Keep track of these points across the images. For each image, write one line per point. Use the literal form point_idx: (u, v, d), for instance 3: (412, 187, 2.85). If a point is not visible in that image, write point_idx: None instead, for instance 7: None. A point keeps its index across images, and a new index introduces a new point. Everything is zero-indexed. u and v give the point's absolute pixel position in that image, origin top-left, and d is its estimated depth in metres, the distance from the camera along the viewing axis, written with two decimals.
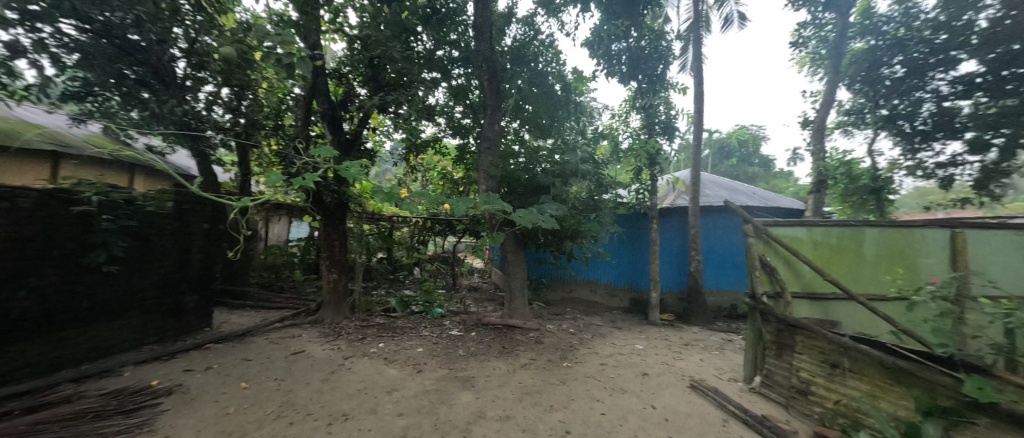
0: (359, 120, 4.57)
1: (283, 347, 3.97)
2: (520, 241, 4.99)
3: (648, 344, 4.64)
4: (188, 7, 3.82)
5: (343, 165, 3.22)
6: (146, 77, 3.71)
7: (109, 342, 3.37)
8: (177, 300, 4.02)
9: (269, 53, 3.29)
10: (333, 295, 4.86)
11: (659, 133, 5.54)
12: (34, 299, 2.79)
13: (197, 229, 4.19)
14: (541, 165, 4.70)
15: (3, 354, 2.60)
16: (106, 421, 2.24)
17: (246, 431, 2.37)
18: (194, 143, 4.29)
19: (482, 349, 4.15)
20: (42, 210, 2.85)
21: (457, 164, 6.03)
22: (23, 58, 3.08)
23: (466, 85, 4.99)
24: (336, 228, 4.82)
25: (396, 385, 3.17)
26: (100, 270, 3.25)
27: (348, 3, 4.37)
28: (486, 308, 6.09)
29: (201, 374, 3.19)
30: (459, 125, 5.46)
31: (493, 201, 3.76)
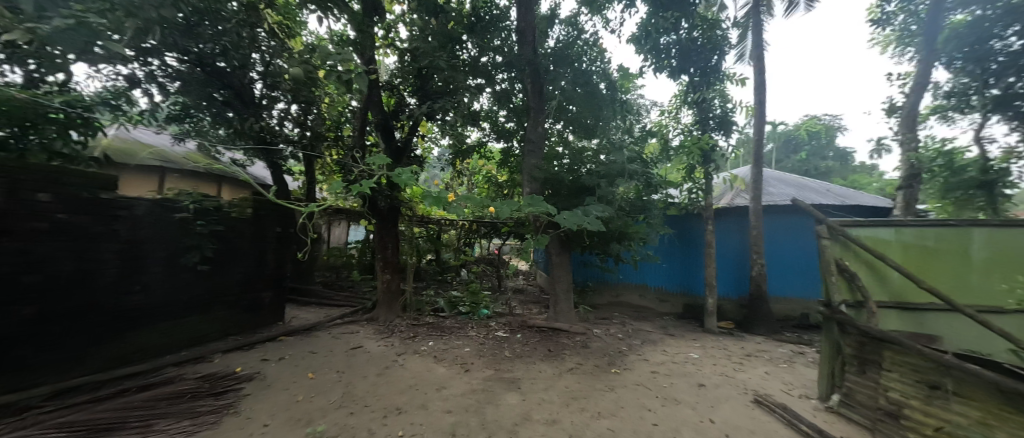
0: (409, 129, 4.82)
1: (343, 342, 4.28)
2: (565, 244, 4.95)
3: (704, 353, 4.37)
4: (263, 34, 4.25)
5: (396, 171, 3.41)
6: (230, 99, 4.17)
7: (202, 332, 3.86)
8: (256, 296, 4.50)
9: (332, 70, 3.58)
10: (387, 295, 5.14)
11: (713, 128, 5.25)
12: (145, 292, 3.29)
13: (272, 232, 4.65)
14: (587, 165, 4.60)
15: (122, 340, 3.10)
16: (199, 401, 2.55)
17: (312, 418, 2.59)
18: (268, 155, 4.78)
19: (528, 351, 4.16)
20: (152, 217, 3.34)
21: (501, 167, 6.13)
22: (138, 88, 3.67)
23: (510, 89, 5.06)
24: (390, 231, 5.09)
25: (445, 382, 3.28)
26: (195, 268, 3.74)
27: (399, 18, 4.64)
28: (532, 310, 6.10)
29: (276, 364, 3.54)
30: (503, 128, 5.54)
31: (539, 203, 3.76)
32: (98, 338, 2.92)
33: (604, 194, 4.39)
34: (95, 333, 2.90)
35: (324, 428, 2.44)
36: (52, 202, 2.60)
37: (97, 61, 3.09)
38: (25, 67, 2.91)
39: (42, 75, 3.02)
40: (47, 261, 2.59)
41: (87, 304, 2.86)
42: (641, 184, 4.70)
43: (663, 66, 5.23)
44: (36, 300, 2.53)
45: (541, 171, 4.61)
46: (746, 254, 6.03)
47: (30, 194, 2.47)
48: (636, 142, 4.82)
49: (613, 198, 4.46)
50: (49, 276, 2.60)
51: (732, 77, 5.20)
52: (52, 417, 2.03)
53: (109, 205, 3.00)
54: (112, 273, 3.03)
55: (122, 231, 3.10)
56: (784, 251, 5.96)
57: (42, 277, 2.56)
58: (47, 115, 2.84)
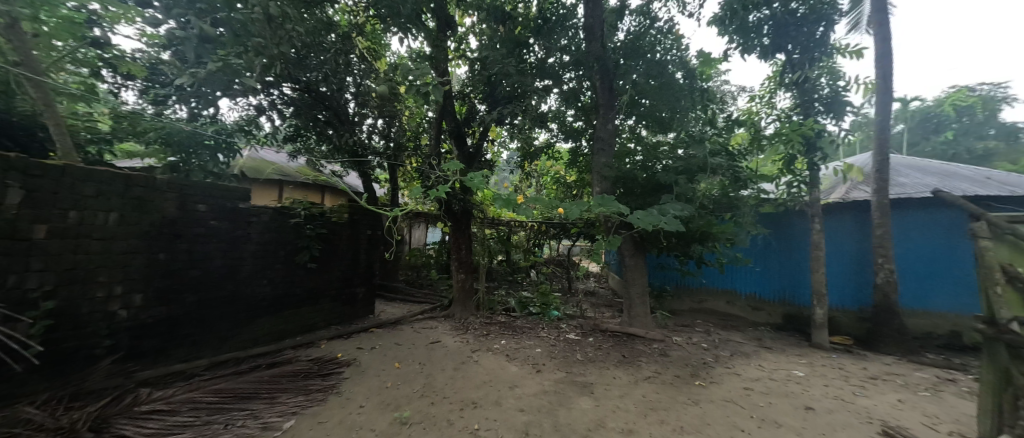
0: (480, 134, 5.06)
1: (424, 336, 4.61)
2: (639, 245, 4.72)
3: (812, 372, 3.78)
4: (354, 59, 4.72)
5: (468, 176, 3.57)
6: (330, 119, 4.74)
7: (312, 321, 4.48)
8: (352, 291, 5.07)
9: (412, 84, 3.90)
10: (461, 293, 5.42)
11: (820, 111, 4.52)
12: (271, 285, 3.94)
13: (362, 234, 5.20)
14: (662, 161, 4.33)
15: (255, 324, 3.77)
16: (310, 381, 2.97)
17: (400, 404, 2.84)
18: (361, 166, 5.38)
19: (601, 356, 4.04)
20: (275, 222, 3.97)
21: (570, 168, 6.08)
22: (264, 114, 4.42)
23: (578, 87, 5.00)
24: (463, 232, 5.36)
25: (517, 381, 3.34)
26: (306, 266, 4.35)
27: (470, 30, 4.88)
28: (605, 314, 5.91)
29: (368, 352, 3.95)
30: (571, 128, 5.48)
31: (611, 203, 3.62)
32: (239, 322, 3.60)
33: (682, 192, 4.07)
34: (237, 317, 3.58)
35: (409, 414, 2.67)
36: (207, 211, 3.28)
37: (235, 95, 3.80)
38: (189, 105, 3.71)
39: (200, 111, 3.81)
40: (203, 258, 3.27)
41: (231, 294, 3.53)
42: (727, 180, 4.17)
43: (752, 46, 4.67)
44: (196, 290, 3.21)
45: (611, 169, 4.47)
46: (869, 260, 5.07)
47: (192, 205, 3.16)
48: (720, 133, 4.35)
49: (693, 196, 4.11)
50: (205, 271, 3.28)
51: (843, 49, 4.43)
52: (208, 381, 2.56)
53: (246, 212, 3.65)
54: (248, 269, 3.68)
55: (254, 234, 3.75)
56: (923, 254, 4.89)
57: (201, 271, 3.25)
58: (205, 143, 3.73)
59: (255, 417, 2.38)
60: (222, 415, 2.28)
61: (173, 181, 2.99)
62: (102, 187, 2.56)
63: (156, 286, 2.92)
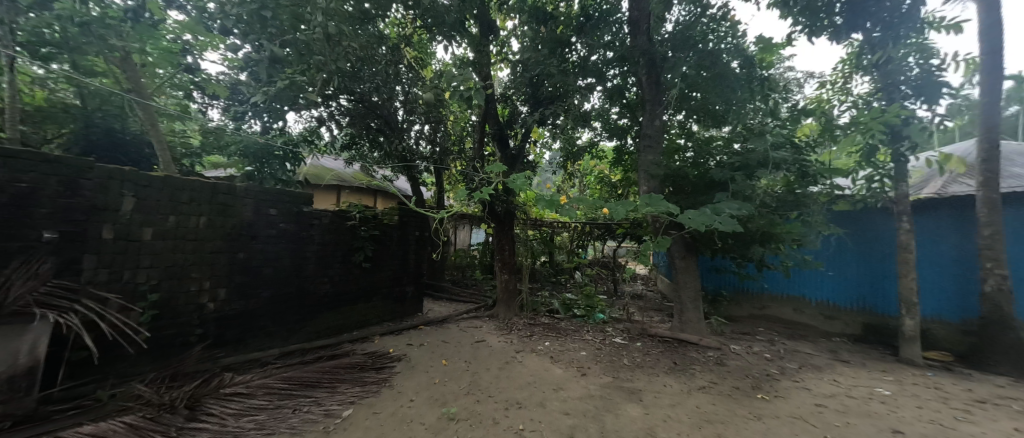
0: (522, 136, 5.10)
1: (469, 335, 4.72)
2: (690, 246, 4.46)
3: (900, 390, 3.32)
4: (404, 68, 4.99)
5: (510, 177, 3.59)
6: (382, 127, 5.08)
7: (367, 317, 4.75)
8: (403, 289, 5.30)
9: (455, 90, 4.00)
10: (505, 293, 5.48)
11: (907, 96, 3.96)
12: (330, 282, 4.24)
13: (411, 235, 5.41)
14: (716, 157, 4.09)
15: (317, 319, 4.08)
16: (366, 373, 3.15)
17: (447, 400, 2.94)
18: (411, 170, 5.74)
19: (651, 362, 3.87)
20: (335, 224, 4.28)
21: (615, 166, 5.93)
22: (324, 125, 4.81)
23: (623, 84, 4.91)
24: (506, 234, 5.41)
25: (562, 384, 3.31)
26: (361, 265, 4.63)
27: (512, 33, 4.92)
28: (654, 318, 5.65)
29: (418, 349, 4.13)
30: (616, 126, 5.33)
31: (659, 202, 3.46)
32: (305, 316, 3.94)
33: (739, 189, 3.78)
34: (303, 312, 3.91)
35: (455, 410, 2.75)
36: (277, 215, 3.63)
37: (300, 109, 4.18)
38: (262, 120, 4.14)
39: (271, 124, 4.24)
40: (274, 257, 3.61)
41: (297, 290, 3.86)
42: (791, 176, 3.80)
43: (821, 28, 4.23)
44: (269, 286, 3.57)
45: (659, 167, 4.27)
46: (972, 264, 4.37)
47: (265, 210, 3.51)
48: (782, 124, 3.95)
49: (752, 193, 3.79)
50: (276, 269, 3.64)
51: (937, 23, 3.86)
52: (279, 369, 2.82)
53: (309, 215, 3.97)
54: (311, 268, 4.00)
55: (317, 235, 4.07)
56: None
57: (273, 269, 3.60)
58: (274, 154, 4.15)
59: (319, 404, 2.61)
60: (291, 401, 2.52)
61: (249, 188, 3.35)
62: (193, 195, 2.95)
63: (237, 282, 3.28)
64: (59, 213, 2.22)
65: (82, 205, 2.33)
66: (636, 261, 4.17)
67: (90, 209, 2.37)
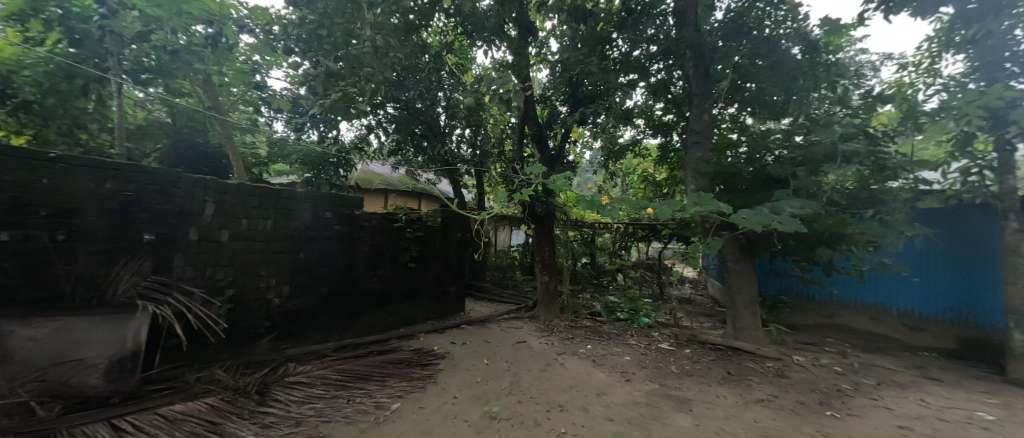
0: (562, 136, 5.09)
1: (511, 336, 4.76)
2: (745, 248, 4.16)
3: (1009, 416, 2.85)
4: (445, 75, 5.17)
5: (550, 178, 3.57)
6: (426, 132, 5.34)
7: (413, 315, 4.94)
8: (446, 289, 5.45)
9: (495, 93, 4.06)
10: (546, 295, 5.45)
11: (1016, 74, 3.39)
12: (380, 282, 4.46)
13: (453, 237, 5.55)
14: (775, 151, 3.73)
15: (368, 316, 4.31)
16: (411, 369, 3.29)
17: (490, 399, 2.99)
18: (452, 173, 5.93)
19: (702, 371, 3.66)
20: (384, 226, 4.50)
21: (660, 165, 5.70)
22: (373, 132, 5.13)
23: (668, 78, 4.72)
24: (546, 235, 5.39)
25: (605, 389, 3.23)
26: (407, 265, 4.82)
27: (551, 33, 4.90)
28: (705, 324, 5.34)
29: (461, 347, 4.23)
30: (661, 123, 5.12)
31: (709, 201, 3.25)
32: (357, 312, 4.18)
33: (802, 186, 3.46)
34: (356, 308, 4.17)
35: (497, 410, 2.79)
36: (333, 218, 3.89)
37: (351, 118, 4.46)
38: (319, 130, 4.50)
39: (326, 134, 4.59)
40: (330, 257, 3.89)
41: (350, 289, 4.10)
42: (864, 170, 3.36)
43: (901, 3, 3.75)
44: (325, 283, 3.84)
45: (708, 165, 4.05)
46: None
47: (322, 213, 3.79)
48: (854, 113, 3.51)
49: (818, 190, 3.44)
50: (332, 268, 3.91)
51: None
52: (335, 361, 3.04)
53: (361, 218, 4.21)
54: (362, 267, 4.23)
55: (368, 237, 4.30)
56: None
57: (328, 268, 3.87)
58: (330, 161, 4.54)
59: (370, 396, 2.75)
60: (345, 391, 2.70)
61: (309, 193, 3.64)
62: (262, 200, 3.27)
63: (298, 280, 3.57)
64: (155, 217, 2.58)
65: (174, 211, 2.68)
66: (684, 263, 3.96)
67: (180, 213, 2.72)
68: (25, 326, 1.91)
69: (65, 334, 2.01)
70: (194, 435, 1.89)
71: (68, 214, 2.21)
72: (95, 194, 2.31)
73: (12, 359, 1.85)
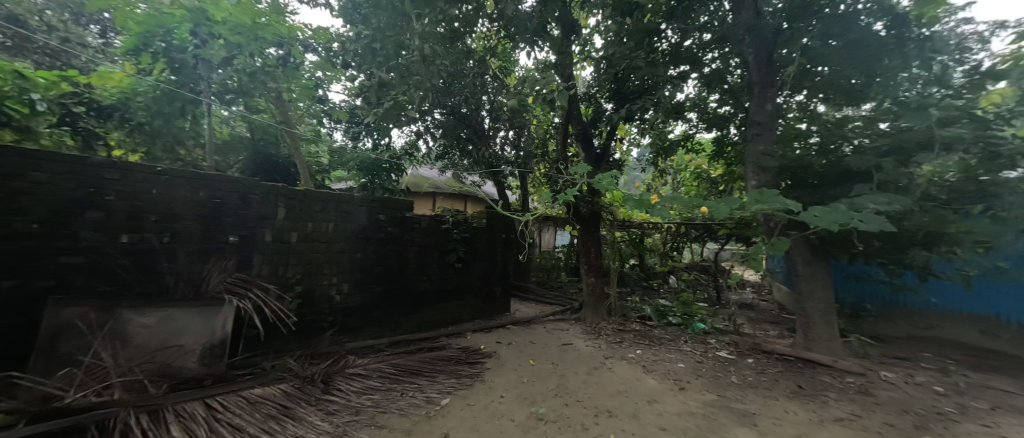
0: (607, 134, 4.98)
1: (556, 337, 4.72)
2: (818, 249, 3.74)
3: None
4: (489, 79, 5.30)
5: (595, 178, 3.47)
6: (471, 136, 5.52)
7: (459, 314, 5.06)
8: (491, 289, 5.54)
9: (539, 94, 4.05)
10: (592, 297, 5.34)
11: None
12: (429, 281, 4.65)
13: (498, 237, 5.62)
14: (853, 141, 3.33)
15: (418, 314, 4.51)
16: (459, 366, 3.39)
17: (536, 400, 2.99)
18: (495, 176, 6.03)
19: (767, 383, 3.35)
20: (432, 228, 4.68)
21: (715, 160, 5.35)
22: (421, 138, 5.41)
23: (724, 67, 4.42)
24: (592, 236, 5.28)
25: (657, 396, 3.08)
26: (454, 265, 4.97)
27: (595, 30, 4.81)
28: (769, 332, 4.90)
29: (507, 347, 4.27)
30: (715, 115, 4.78)
31: (775, 198, 2.97)
32: (408, 310, 4.38)
33: (888, 179, 3.05)
34: (408, 306, 4.38)
35: (544, 411, 2.78)
36: (386, 220, 4.12)
37: (401, 125, 4.70)
38: (374, 138, 4.85)
39: (379, 141, 4.92)
40: (384, 257, 4.12)
41: (401, 287, 4.31)
42: (969, 159, 2.86)
43: None
44: (380, 282, 4.08)
45: (772, 158, 3.71)
46: None
47: (376, 216, 4.02)
48: (954, 93, 3.04)
49: (908, 184, 3.01)
50: (385, 268, 4.14)
51: None
52: (389, 355, 3.23)
53: (411, 220, 4.41)
54: (412, 267, 4.43)
55: (418, 238, 4.50)
56: None
57: (382, 268, 4.11)
58: (383, 166, 4.93)
59: (421, 390, 2.88)
60: (399, 385, 2.86)
61: (365, 197, 3.90)
62: (324, 205, 3.56)
63: (356, 278, 3.83)
64: (237, 221, 2.92)
65: (252, 215, 3.01)
66: (745, 266, 3.66)
67: (258, 218, 3.05)
68: (139, 315, 2.25)
69: (168, 323, 2.32)
70: (271, 417, 2.13)
71: (170, 219, 2.57)
72: (188, 201, 2.65)
73: (131, 343, 2.19)
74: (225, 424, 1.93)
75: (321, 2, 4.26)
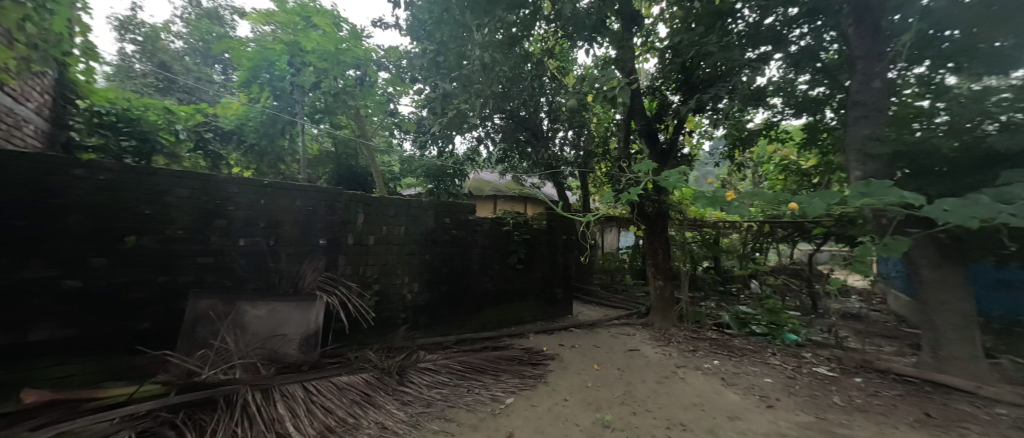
0: (675, 128, 4.70)
1: (622, 342, 4.53)
2: (949, 250, 3.09)
3: None
4: (548, 80, 5.31)
5: (662, 175, 3.27)
6: (529, 138, 5.59)
7: (521, 315, 5.11)
8: (553, 291, 5.50)
9: (599, 91, 3.93)
10: (661, 301, 5.04)
11: None
12: (492, 282, 4.77)
13: (559, 238, 5.57)
14: (999, 118, 2.65)
15: (482, 313, 4.65)
16: (523, 366, 3.43)
17: (602, 407, 2.90)
18: (555, 177, 6.00)
19: (882, 408, 2.85)
20: (494, 230, 4.80)
21: (805, 149, 4.72)
22: (482, 143, 5.60)
23: (817, 43, 3.88)
24: (659, 236, 4.98)
25: (739, 413, 2.80)
26: (516, 267, 5.03)
27: (658, 18, 4.57)
28: (882, 348, 4.16)
29: (570, 350, 4.21)
30: (805, 98, 4.21)
31: (888, 191, 2.51)
32: (472, 309, 4.55)
33: None
34: (472, 306, 4.54)
35: (611, 418, 2.69)
36: (451, 223, 4.32)
37: (463, 132, 4.91)
38: (438, 146, 5.14)
39: (444, 149, 5.20)
40: (449, 258, 4.32)
41: (466, 288, 4.49)
42: None
43: None
44: (447, 282, 4.30)
45: (881, 144, 3.15)
46: None
47: (442, 219, 4.25)
48: None
49: None
50: (451, 269, 4.34)
51: None
52: (456, 352, 3.38)
53: (473, 222, 4.57)
54: (476, 268, 4.59)
55: (481, 240, 4.65)
56: None
57: (448, 268, 4.31)
58: (447, 172, 5.22)
59: (486, 388, 2.98)
60: (465, 381, 2.99)
61: (431, 202, 4.13)
62: (397, 209, 3.85)
63: (425, 278, 4.07)
64: (324, 226, 3.29)
65: (336, 221, 3.36)
66: (848, 271, 3.15)
67: (342, 223, 3.40)
68: (253, 307, 2.66)
69: (274, 315, 2.70)
70: (355, 403, 2.36)
71: (275, 226, 2.99)
72: (289, 209, 3.07)
73: (247, 330, 2.59)
74: (319, 407, 2.20)
75: (392, 24, 4.63)
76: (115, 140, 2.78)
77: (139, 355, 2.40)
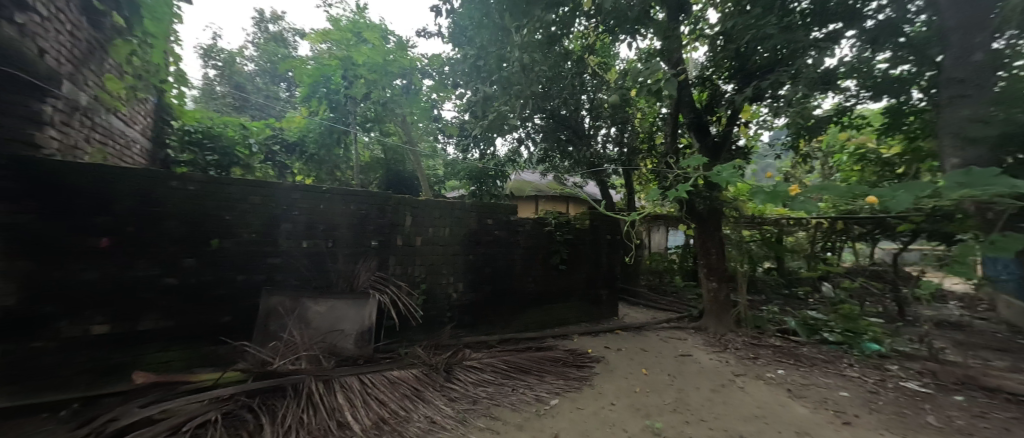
0: (728, 119, 4.40)
1: (672, 347, 4.31)
2: None
3: None
4: (589, 77, 5.22)
5: (714, 170, 3.06)
6: (571, 137, 5.52)
7: (565, 316, 5.05)
8: (597, 292, 5.38)
9: (642, 85, 3.76)
10: (715, 304, 4.73)
11: None
12: (535, 282, 4.77)
13: (603, 238, 5.43)
14: None
15: (525, 314, 4.66)
16: (567, 368, 3.39)
17: (650, 413, 2.78)
18: (598, 175, 5.87)
19: (991, 433, 2.44)
20: (536, 231, 4.79)
21: (885, 135, 4.18)
22: (523, 144, 5.62)
23: (898, 16, 3.46)
24: (712, 234, 4.68)
25: (808, 428, 2.54)
26: (558, 267, 4.98)
27: (707, 4, 4.32)
28: (991, 363, 3.57)
29: (616, 353, 4.08)
30: (884, 78, 3.74)
31: (995, 180, 2.15)
32: (516, 310, 4.57)
33: None
34: (516, 306, 4.57)
35: (661, 426, 2.57)
36: (493, 224, 4.38)
37: (504, 134, 4.96)
38: (480, 149, 5.25)
39: (485, 151, 5.28)
40: (492, 258, 4.39)
41: (509, 288, 4.53)
42: None
43: None
44: (490, 282, 4.36)
45: (986, 125, 2.71)
46: None
47: (485, 220, 4.32)
48: None
49: None
50: (494, 269, 4.41)
51: None
52: (501, 352, 3.42)
53: (515, 223, 4.59)
54: (518, 269, 4.61)
55: (523, 240, 4.66)
56: None
57: (492, 269, 4.37)
58: (489, 174, 5.31)
59: (531, 388, 2.98)
60: (510, 381, 3.02)
61: (474, 203, 4.22)
62: (442, 211, 3.98)
63: (469, 278, 4.16)
64: (376, 229, 3.48)
65: (386, 223, 3.54)
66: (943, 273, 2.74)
67: (391, 225, 3.59)
68: (314, 304, 2.89)
69: (333, 311, 2.91)
70: (406, 397, 2.48)
71: (332, 229, 3.23)
72: (344, 213, 3.29)
73: (311, 325, 2.82)
74: (373, 399, 2.34)
75: (435, 33, 4.81)
76: (203, 155, 3.18)
77: (222, 346, 2.70)
